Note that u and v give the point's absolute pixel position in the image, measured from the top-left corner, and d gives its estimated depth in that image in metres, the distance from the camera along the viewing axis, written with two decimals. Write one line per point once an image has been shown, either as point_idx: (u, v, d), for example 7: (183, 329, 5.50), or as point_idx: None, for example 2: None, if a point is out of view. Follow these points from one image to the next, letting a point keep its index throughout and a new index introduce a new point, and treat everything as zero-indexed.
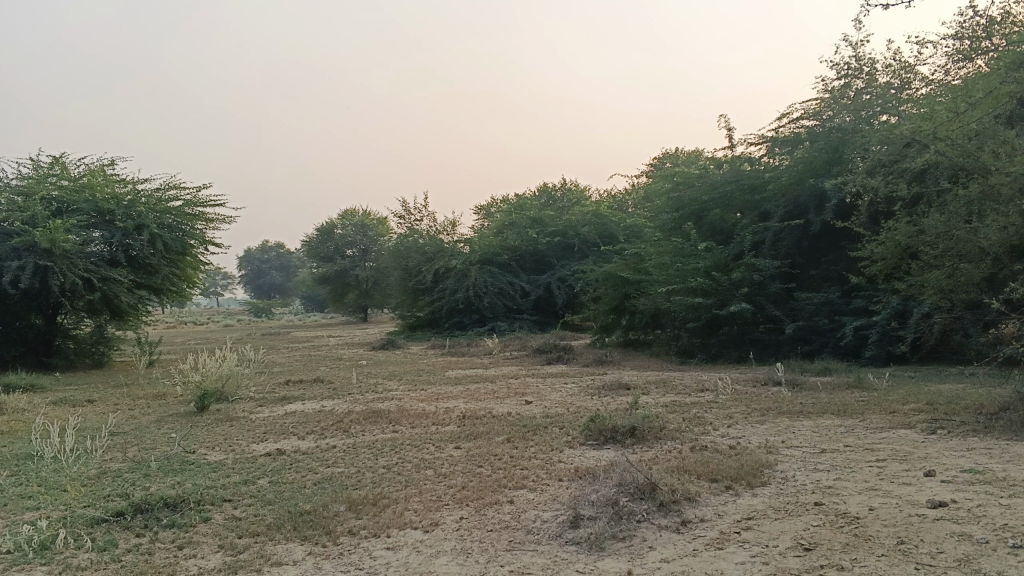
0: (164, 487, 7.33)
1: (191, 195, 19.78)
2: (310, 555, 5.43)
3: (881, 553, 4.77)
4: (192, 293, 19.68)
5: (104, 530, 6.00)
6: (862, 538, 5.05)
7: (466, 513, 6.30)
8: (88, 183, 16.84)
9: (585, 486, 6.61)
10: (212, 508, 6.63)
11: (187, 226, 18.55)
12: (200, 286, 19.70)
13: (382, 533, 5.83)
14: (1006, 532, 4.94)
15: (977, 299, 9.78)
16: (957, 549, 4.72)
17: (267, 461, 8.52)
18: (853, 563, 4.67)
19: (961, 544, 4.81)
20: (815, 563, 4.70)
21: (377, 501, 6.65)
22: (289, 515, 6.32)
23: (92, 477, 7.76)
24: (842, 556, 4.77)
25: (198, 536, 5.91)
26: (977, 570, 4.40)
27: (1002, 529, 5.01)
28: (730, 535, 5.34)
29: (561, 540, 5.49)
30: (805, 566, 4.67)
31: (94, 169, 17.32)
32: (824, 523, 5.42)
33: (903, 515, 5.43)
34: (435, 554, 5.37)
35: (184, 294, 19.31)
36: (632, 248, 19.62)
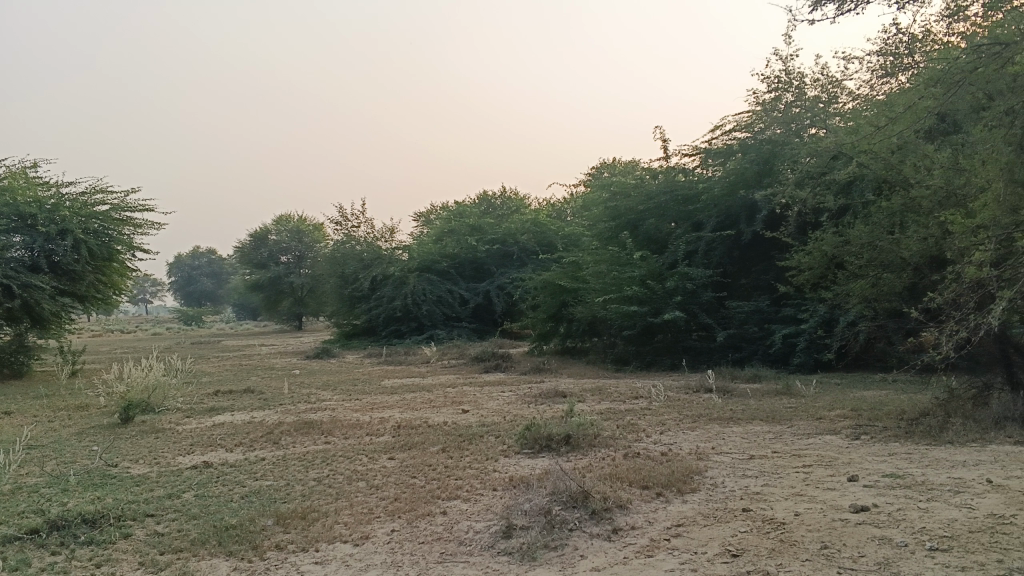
0: (82, 502, 6.97)
1: (118, 199, 19.08)
2: (235, 572, 5.21)
3: (805, 557, 4.74)
4: (119, 300, 18.81)
5: (17, 549, 5.66)
6: (787, 543, 5.01)
7: (398, 523, 6.10)
8: (9, 186, 16.22)
9: (522, 496, 6.42)
10: (133, 524, 6.32)
11: (114, 231, 17.83)
12: (128, 293, 18.89)
13: (310, 548, 5.63)
14: (925, 535, 4.96)
15: (898, 308, 9.89)
16: (878, 553, 4.72)
17: (197, 474, 8.18)
18: (779, 567, 4.62)
19: (882, 548, 4.81)
20: (742, 569, 4.64)
21: (309, 513, 6.39)
22: (214, 530, 6.06)
23: (5, 493, 7.34)
24: (767, 561, 4.72)
25: (118, 554, 5.63)
26: (897, 573, 4.41)
27: (922, 533, 5.03)
28: (660, 543, 5.25)
29: (493, 551, 5.35)
30: (732, 571, 4.62)
31: (15, 171, 16.71)
32: (752, 530, 5.35)
33: (827, 519, 5.39)
34: (365, 567, 5.19)
35: (110, 301, 18.45)
36: (570, 256, 19.54)
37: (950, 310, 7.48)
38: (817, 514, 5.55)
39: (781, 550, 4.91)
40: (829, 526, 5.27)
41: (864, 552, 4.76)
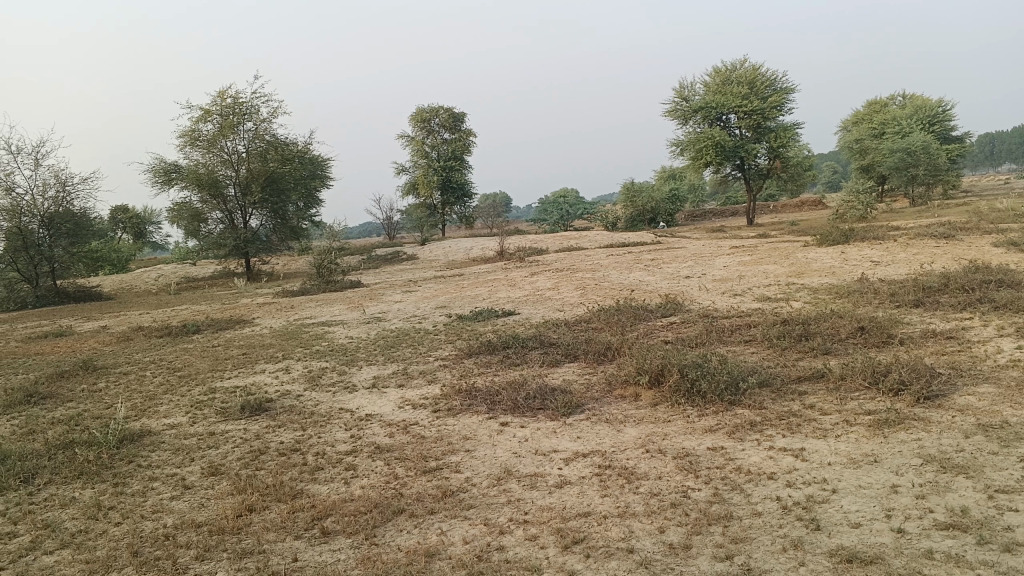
0: (197, 395, 7.39)
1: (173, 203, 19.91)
2: (355, 437, 5.57)
3: (899, 405, 5.03)
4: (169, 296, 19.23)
5: (164, 430, 6.12)
6: (875, 399, 5.26)
7: (472, 383, 6.70)
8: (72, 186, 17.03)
9: (589, 368, 6.97)
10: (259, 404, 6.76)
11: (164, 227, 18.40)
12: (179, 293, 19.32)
13: (428, 414, 5.98)
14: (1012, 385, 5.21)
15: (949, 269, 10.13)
16: (972, 400, 4.97)
17: (268, 363, 8.69)
18: (875, 414, 4.91)
19: (975, 396, 5.05)
20: (840, 417, 4.97)
21: (400, 383, 7.12)
22: (329, 410, 6.44)
23: (118, 391, 7.78)
24: (863, 412, 5.00)
25: (250, 427, 6.06)
26: (995, 412, 4.68)
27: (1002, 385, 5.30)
28: (758, 396, 5.54)
29: (598, 412, 5.69)
30: (836, 419, 4.94)
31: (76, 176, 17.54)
32: (840, 389, 5.62)
33: (869, 361, 5.79)
34: (489, 426, 5.54)
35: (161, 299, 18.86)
36: (608, 251, 19.85)
37: (981, 287, 8.05)
38: (855, 361, 6.00)
39: (845, 399, 5.34)
40: (877, 363, 5.69)
41: (909, 386, 5.27)
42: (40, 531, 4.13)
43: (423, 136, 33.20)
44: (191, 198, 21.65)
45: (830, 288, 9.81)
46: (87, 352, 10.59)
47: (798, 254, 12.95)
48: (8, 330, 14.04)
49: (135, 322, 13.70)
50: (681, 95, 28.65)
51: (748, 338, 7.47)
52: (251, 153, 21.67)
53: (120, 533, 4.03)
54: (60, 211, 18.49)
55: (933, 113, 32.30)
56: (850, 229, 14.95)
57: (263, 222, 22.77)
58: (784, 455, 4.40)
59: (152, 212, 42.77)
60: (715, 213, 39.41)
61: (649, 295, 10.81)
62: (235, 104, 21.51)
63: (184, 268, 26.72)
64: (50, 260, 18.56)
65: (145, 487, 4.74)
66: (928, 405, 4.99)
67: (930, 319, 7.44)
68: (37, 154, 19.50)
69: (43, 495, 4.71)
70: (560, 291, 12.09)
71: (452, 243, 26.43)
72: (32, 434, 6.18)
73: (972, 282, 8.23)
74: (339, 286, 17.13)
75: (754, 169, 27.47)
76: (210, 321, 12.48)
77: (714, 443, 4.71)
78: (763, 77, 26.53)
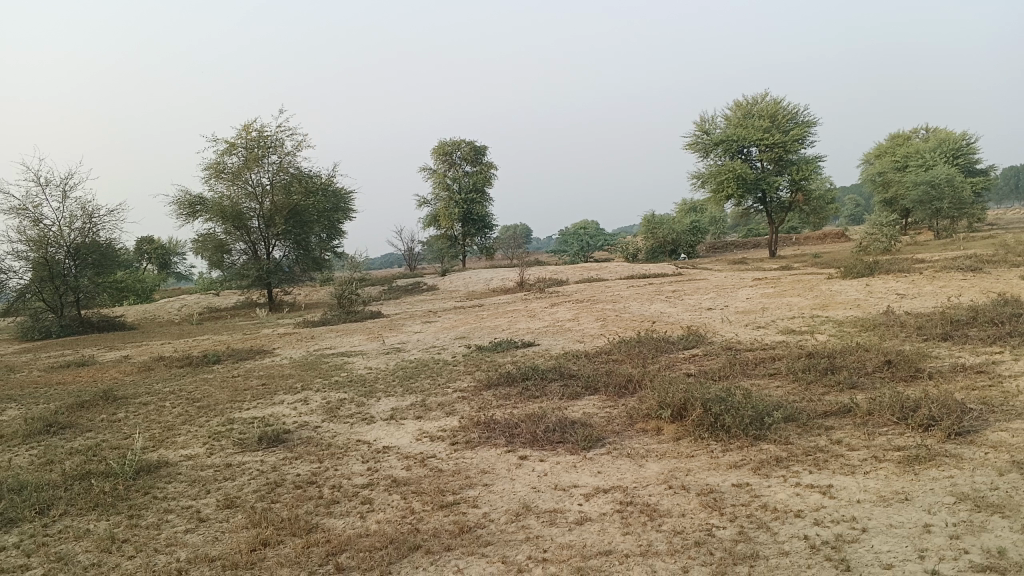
0: (215, 426, 7.34)
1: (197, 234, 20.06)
2: (372, 470, 5.48)
3: (929, 442, 4.88)
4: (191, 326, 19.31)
5: (180, 462, 6.06)
6: (905, 435, 5.11)
7: (490, 416, 6.61)
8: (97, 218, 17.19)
9: (609, 401, 6.86)
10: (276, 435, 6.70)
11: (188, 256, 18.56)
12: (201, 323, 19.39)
13: (446, 447, 5.89)
14: None
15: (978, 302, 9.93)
16: (1006, 437, 4.81)
17: (287, 394, 8.65)
18: (904, 451, 4.76)
19: (1008, 432, 4.90)
20: (869, 453, 4.83)
21: (418, 415, 7.04)
22: (347, 442, 6.36)
23: (137, 421, 7.75)
24: (892, 448, 4.86)
25: (267, 460, 5.99)
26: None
27: None
28: (783, 431, 5.40)
29: (619, 445, 5.58)
30: (865, 456, 4.79)
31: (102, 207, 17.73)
32: (868, 424, 5.48)
33: (898, 395, 5.65)
34: (507, 460, 5.44)
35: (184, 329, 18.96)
36: (628, 282, 19.77)
37: (1011, 321, 7.88)
38: (883, 396, 5.85)
39: (873, 435, 5.20)
40: (906, 398, 5.55)
41: (940, 421, 5.12)
42: (54, 564, 4.08)
43: (445, 168, 33.42)
44: (216, 229, 21.85)
45: (855, 321, 9.65)
46: (109, 381, 10.63)
47: (822, 287, 12.80)
48: (32, 360, 14.16)
49: (157, 352, 13.77)
50: (701, 128, 28.69)
51: (773, 372, 7.34)
52: (276, 186, 21.84)
53: (132, 567, 3.97)
54: (86, 241, 18.74)
55: (957, 146, 32.09)
56: (875, 262, 14.76)
57: (286, 253, 22.91)
58: (812, 492, 4.27)
59: (178, 243, 43.34)
60: (737, 245, 39.19)
61: (670, 327, 10.68)
62: (260, 138, 21.75)
63: (207, 298, 26.93)
64: (76, 291, 18.77)
65: (160, 519, 4.69)
66: (960, 441, 4.84)
67: (960, 353, 7.27)
68: (66, 186, 19.80)
69: (58, 527, 4.67)
70: (580, 323, 12.00)
71: (472, 274, 26.44)
72: (51, 464, 6.16)
73: (1002, 315, 8.06)
74: (359, 317, 17.15)
75: (776, 202, 27.34)
76: (231, 351, 12.50)
77: (739, 480, 4.59)
78: (784, 110, 26.49)
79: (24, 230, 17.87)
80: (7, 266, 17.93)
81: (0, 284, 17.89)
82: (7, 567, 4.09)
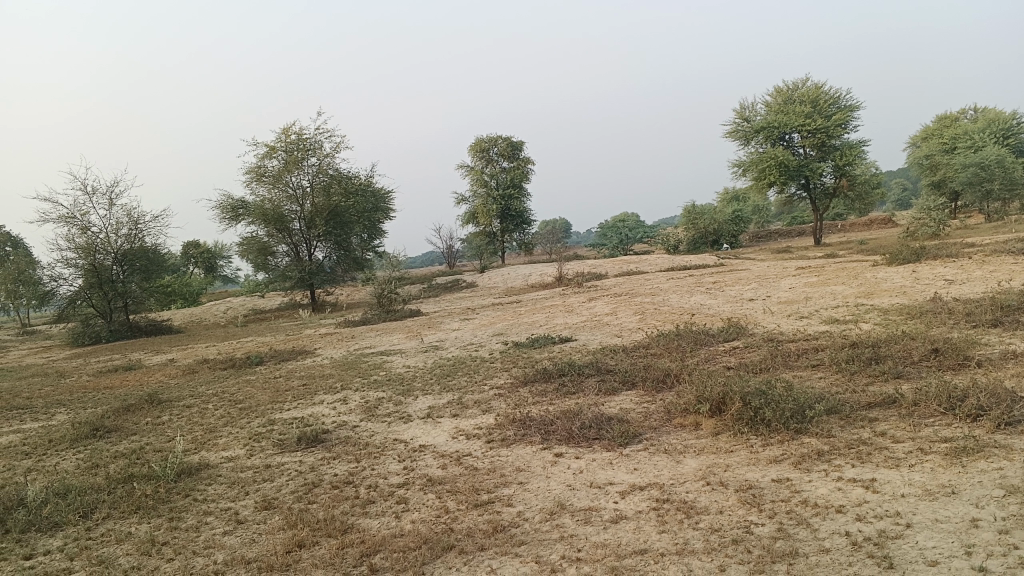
0: (256, 427, 7.40)
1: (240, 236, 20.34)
2: (406, 470, 5.48)
3: (977, 433, 4.72)
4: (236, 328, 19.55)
5: (220, 464, 6.13)
6: (948, 425, 4.97)
7: (526, 413, 6.57)
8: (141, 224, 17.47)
9: (647, 396, 6.77)
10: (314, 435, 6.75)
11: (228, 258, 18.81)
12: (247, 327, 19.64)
13: (482, 446, 5.86)
14: None
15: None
16: None
17: (327, 394, 8.72)
18: (951, 443, 4.60)
19: None
20: (914, 446, 4.67)
21: (454, 413, 7.04)
22: (383, 441, 6.38)
23: (176, 425, 7.87)
24: (938, 440, 4.70)
25: (304, 461, 6.02)
26: None
27: None
28: (824, 423, 5.27)
29: (653, 441, 5.51)
30: (910, 448, 4.65)
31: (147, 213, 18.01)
32: (912, 414, 5.32)
33: (944, 385, 5.47)
34: (541, 458, 5.39)
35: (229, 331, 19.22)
36: (668, 274, 19.56)
37: None
38: (929, 386, 5.68)
39: (919, 426, 5.04)
40: (953, 388, 5.38)
41: (989, 411, 4.95)
42: (95, 567, 4.14)
43: (483, 165, 33.44)
44: (258, 232, 22.15)
45: (901, 309, 9.41)
46: (154, 385, 10.82)
47: (867, 274, 12.51)
48: (83, 364, 14.51)
49: (201, 355, 13.99)
50: (741, 116, 28.28)
51: (815, 363, 7.18)
52: (315, 188, 22.06)
53: (171, 569, 4.03)
54: (134, 248, 19.15)
55: (1007, 125, 31.14)
56: (923, 248, 14.40)
57: (327, 254, 23.14)
58: (854, 487, 4.15)
59: (223, 246, 44.12)
60: (779, 234, 38.58)
61: (710, 319, 10.54)
62: (299, 140, 21.99)
63: (251, 300, 27.34)
64: (125, 296, 19.20)
65: (199, 522, 4.75)
66: (1010, 431, 4.67)
67: (1010, 339, 7.03)
68: (112, 194, 20.25)
69: (101, 530, 4.75)
70: (619, 316, 11.90)
71: (511, 270, 26.40)
72: (96, 468, 6.28)
73: None
74: (399, 315, 17.24)
75: (820, 188, 26.82)
76: (273, 353, 12.66)
77: (778, 475, 4.48)
78: (826, 94, 25.95)
79: (73, 238, 18.27)
80: (58, 274, 18.38)
81: (52, 291, 18.33)
82: (51, 570, 4.17)
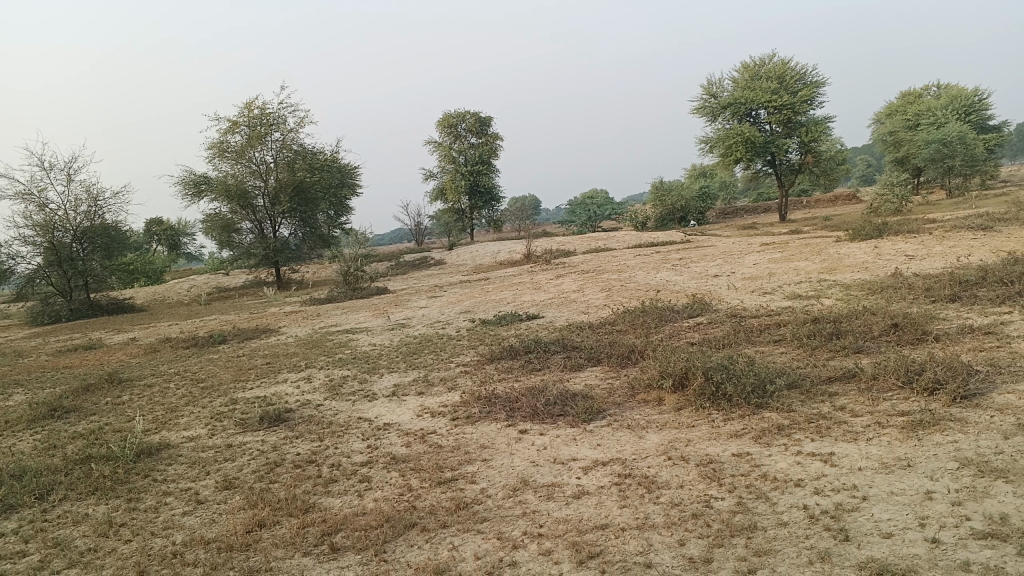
0: (218, 407, 7.30)
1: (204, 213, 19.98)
2: (370, 448, 5.44)
3: (932, 406, 4.79)
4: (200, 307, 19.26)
5: (181, 445, 6.04)
6: (905, 399, 5.05)
7: (491, 390, 6.56)
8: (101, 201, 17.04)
9: (612, 372, 6.80)
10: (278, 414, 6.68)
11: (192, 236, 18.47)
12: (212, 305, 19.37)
13: (446, 424, 5.84)
14: None
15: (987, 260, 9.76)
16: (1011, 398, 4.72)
17: (291, 373, 8.63)
18: (907, 417, 4.67)
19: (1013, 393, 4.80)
20: (872, 420, 4.73)
21: (419, 391, 7.01)
22: (346, 420, 6.33)
23: (137, 405, 7.74)
24: (896, 414, 4.77)
25: (266, 440, 5.95)
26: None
27: None
28: (784, 398, 5.33)
29: (617, 417, 5.53)
30: (869, 422, 4.71)
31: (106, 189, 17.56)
32: (870, 388, 5.39)
33: (902, 359, 5.56)
34: (505, 434, 5.39)
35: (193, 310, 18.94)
36: (636, 250, 19.59)
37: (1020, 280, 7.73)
38: (888, 361, 5.75)
39: (877, 400, 5.12)
40: (911, 362, 5.46)
41: (945, 385, 5.03)
42: (50, 550, 4.07)
43: (450, 141, 33.19)
44: (222, 209, 21.81)
45: (863, 284, 9.52)
46: (114, 364, 10.64)
47: (831, 250, 12.64)
48: (41, 344, 14.24)
49: (163, 334, 13.78)
50: (709, 92, 28.34)
51: (777, 338, 7.25)
52: (280, 163, 21.73)
53: (128, 551, 3.97)
54: (93, 225, 18.74)
55: (968, 102, 31.52)
56: (885, 224, 14.56)
57: (293, 231, 22.87)
58: (813, 461, 4.20)
59: (187, 223, 43.42)
60: (746, 210, 38.84)
61: (676, 296, 10.59)
62: (262, 115, 21.61)
63: (216, 278, 26.96)
64: (85, 275, 18.83)
65: (158, 502, 4.68)
66: (965, 405, 4.75)
67: (967, 314, 7.15)
68: (69, 170, 19.79)
69: (57, 513, 4.66)
70: (586, 293, 11.91)
71: (479, 247, 26.30)
72: (53, 449, 6.16)
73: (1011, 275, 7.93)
74: (365, 293, 17.10)
75: (785, 165, 27.00)
76: (237, 331, 12.50)
77: (739, 450, 4.52)
78: (792, 71, 26.05)
79: (30, 215, 17.81)
80: (15, 252, 17.95)
81: (9, 269, 17.90)
82: (4, 553, 4.09)
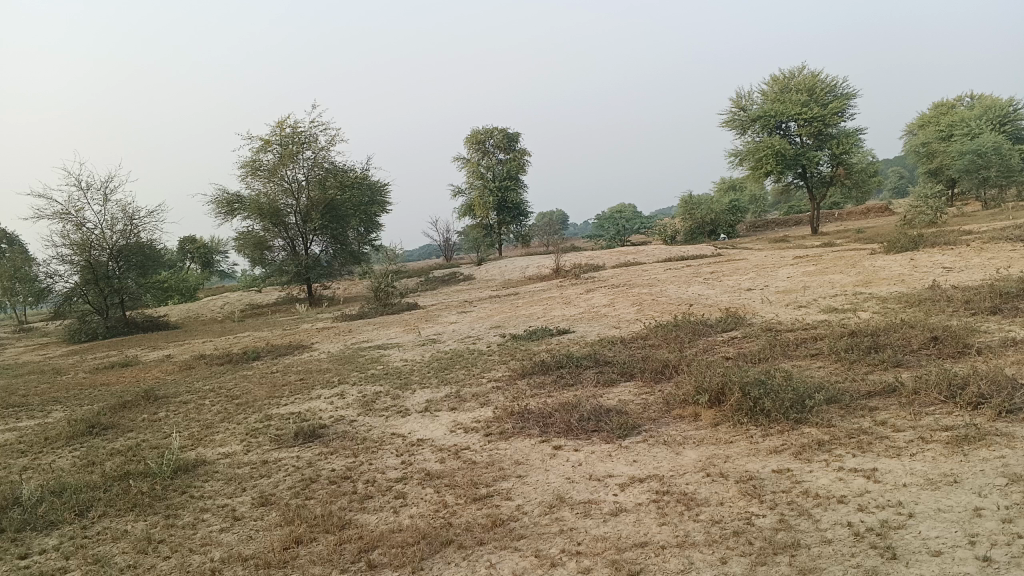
0: (253, 423, 7.34)
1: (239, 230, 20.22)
2: (404, 465, 5.42)
3: (977, 421, 4.68)
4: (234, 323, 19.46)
5: (217, 461, 6.08)
6: (949, 414, 4.94)
7: (525, 405, 6.53)
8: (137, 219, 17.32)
9: (646, 387, 6.74)
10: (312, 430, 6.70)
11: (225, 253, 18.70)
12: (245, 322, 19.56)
13: (479, 440, 5.81)
14: None
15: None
16: None
17: (324, 389, 8.67)
18: (951, 432, 4.57)
19: None
20: (915, 435, 4.64)
21: (452, 407, 7.01)
22: (380, 437, 6.32)
23: (173, 420, 7.82)
24: (939, 429, 4.67)
25: (301, 457, 5.97)
26: None
27: None
28: (824, 413, 5.24)
29: (653, 432, 5.48)
30: (912, 438, 4.61)
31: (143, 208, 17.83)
32: (913, 403, 5.29)
33: (944, 373, 5.44)
34: (539, 451, 5.35)
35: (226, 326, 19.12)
36: (666, 264, 19.48)
37: None
38: (930, 374, 5.64)
39: (920, 415, 5.01)
40: (954, 376, 5.34)
41: (990, 399, 4.91)
42: (91, 566, 4.10)
43: (479, 157, 33.34)
44: (254, 227, 22.07)
45: (900, 297, 9.37)
46: (150, 381, 10.77)
47: (865, 262, 12.47)
48: (79, 361, 14.47)
49: (198, 351, 13.94)
50: (738, 105, 28.22)
51: (814, 352, 7.14)
52: (311, 181, 21.95)
53: (167, 567, 3.99)
54: (129, 244, 19.05)
55: (1003, 112, 31.04)
56: (921, 236, 14.34)
57: (324, 248, 23.08)
58: (856, 477, 4.12)
59: (220, 242, 44.01)
60: (777, 223, 38.50)
61: (709, 310, 10.50)
62: (294, 134, 21.87)
63: (248, 295, 27.25)
64: (121, 293, 19.13)
65: (196, 519, 4.70)
66: (1012, 419, 4.64)
67: (1010, 326, 6.99)
68: (106, 190, 20.16)
69: (96, 529, 4.70)
70: (617, 308, 11.85)
71: (508, 262, 26.32)
72: (92, 465, 6.23)
73: None
74: (396, 309, 17.17)
75: (816, 177, 26.76)
76: (271, 347, 12.61)
77: (779, 465, 4.45)
78: (822, 82, 25.85)
79: (68, 235, 18.16)
80: (53, 271, 18.30)
81: (48, 288, 18.24)
82: (46, 569, 4.13)
